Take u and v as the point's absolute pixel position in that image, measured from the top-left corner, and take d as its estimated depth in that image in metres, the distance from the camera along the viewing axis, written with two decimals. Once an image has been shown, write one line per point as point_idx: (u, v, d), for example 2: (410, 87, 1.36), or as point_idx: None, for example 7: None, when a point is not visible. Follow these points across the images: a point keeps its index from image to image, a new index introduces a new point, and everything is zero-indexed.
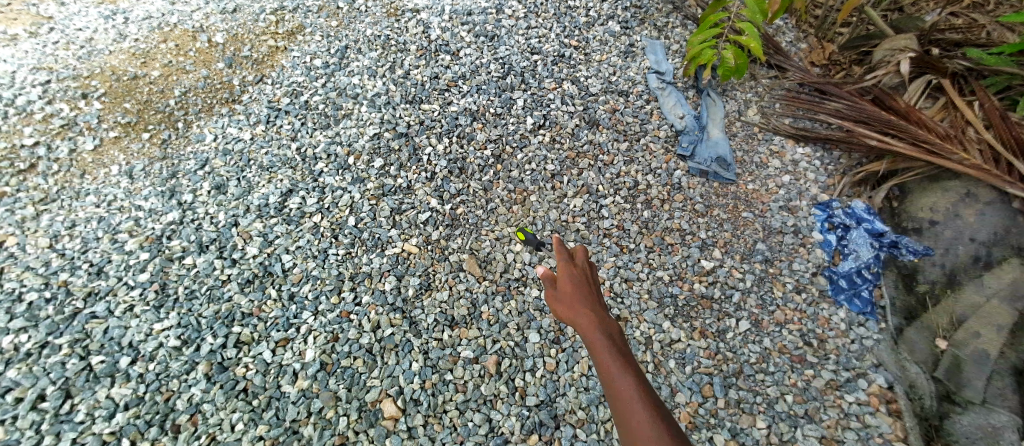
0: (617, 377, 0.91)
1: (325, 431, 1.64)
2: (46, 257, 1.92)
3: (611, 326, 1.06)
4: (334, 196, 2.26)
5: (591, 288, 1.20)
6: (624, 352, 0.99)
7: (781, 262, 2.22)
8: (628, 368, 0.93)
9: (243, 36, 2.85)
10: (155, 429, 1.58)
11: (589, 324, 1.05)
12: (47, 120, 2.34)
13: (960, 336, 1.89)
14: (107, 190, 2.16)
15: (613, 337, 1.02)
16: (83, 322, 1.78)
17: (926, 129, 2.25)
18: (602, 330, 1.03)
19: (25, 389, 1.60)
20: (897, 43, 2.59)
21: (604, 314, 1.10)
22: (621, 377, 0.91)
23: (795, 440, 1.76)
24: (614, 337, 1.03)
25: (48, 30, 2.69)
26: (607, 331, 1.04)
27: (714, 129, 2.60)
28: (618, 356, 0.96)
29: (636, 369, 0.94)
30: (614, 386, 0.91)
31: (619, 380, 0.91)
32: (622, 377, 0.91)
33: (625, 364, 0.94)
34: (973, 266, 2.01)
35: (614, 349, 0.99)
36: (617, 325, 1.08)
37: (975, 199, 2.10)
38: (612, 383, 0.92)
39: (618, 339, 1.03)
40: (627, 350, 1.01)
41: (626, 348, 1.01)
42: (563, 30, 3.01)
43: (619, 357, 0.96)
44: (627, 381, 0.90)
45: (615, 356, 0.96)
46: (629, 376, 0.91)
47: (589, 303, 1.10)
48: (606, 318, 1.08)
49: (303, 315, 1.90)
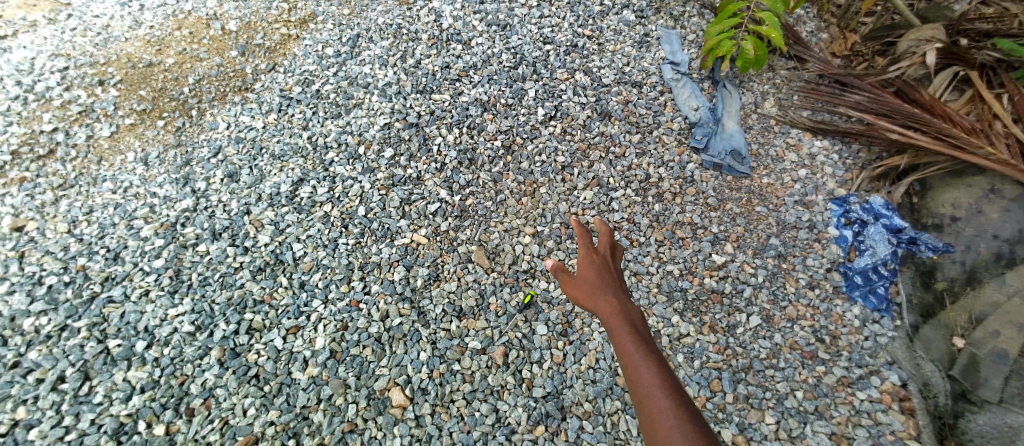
0: (640, 369, 0.82)
1: (335, 417, 1.67)
2: (65, 241, 1.97)
3: (634, 313, 0.97)
4: (344, 185, 2.27)
5: (612, 272, 1.11)
6: (648, 341, 0.90)
7: (794, 258, 2.18)
8: (652, 359, 0.84)
9: (256, 23, 2.86)
10: (170, 412, 1.62)
11: (610, 310, 0.96)
12: (65, 107, 2.38)
13: (978, 335, 1.84)
14: (123, 176, 2.19)
15: (636, 326, 0.93)
16: (101, 306, 1.82)
17: (951, 122, 2.18)
18: (625, 318, 0.94)
19: (45, 370, 1.65)
20: (923, 33, 2.49)
21: (627, 300, 1.01)
22: (645, 370, 0.82)
23: (804, 437, 1.74)
24: (637, 326, 0.94)
25: (66, 17, 2.73)
26: (629, 318, 0.95)
27: (729, 122, 2.54)
28: (642, 347, 0.87)
29: (661, 361, 0.85)
30: (637, 379, 0.82)
31: (643, 373, 0.82)
32: (645, 369, 0.82)
33: (649, 356, 0.85)
34: (995, 264, 1.95)
35: (638, 338, 0.90)
36: (640, 312, 0.99)
37: (1000, 195, 2.04)
38: (635, 377, 0.83)
39: (641, 328, 0.94)
40: (650, 339, 0.92)
41: (649, 338, 0.92)
42: (577, 19, 2.96)
43: (642, 347, 0.87)
44: (651, 375, 0.81)
45: (637, 344, 0.87)
46: (655, 369, 0.82)
47: (611, 289, 1.02)
48: (628, 305, 0.99)
49: (313, 303, 1.92)
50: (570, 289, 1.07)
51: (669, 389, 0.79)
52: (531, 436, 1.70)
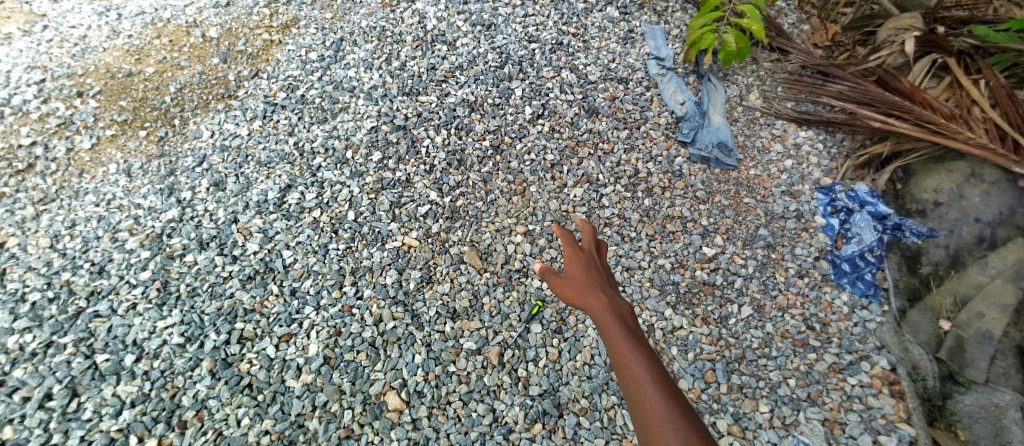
0: (631, 363, 0.82)
1: (330, 424, 1.66)
2: (48, 256, 1.93)
3: (624, 309, 0.98)
4: (333, 190, 2.25)
5: (600, 269, 1.11)
6: (638, 336, 0.91)
7: (783, 247, 2.21)
8: (643, 353, 0.85)
9: (238, 30, 2.83)
10: (162, 425, 1.60)
11: (600, 307, 0.96)
12: (43, 120, 2.33)
13: (964, 317, 1.89)
14: (106, 189, 2.15)
15: (626, 321, 0.94)
16: (87, 321, 1.79)
17: (931, 109, 2.22)
18: (614, 313, 0.94)
19: (31, 388, 1.62)
20: (901, 22, 2.55)
21: (616, 297, 1.01)
22: (636, 364, 0.82)
23: (798, 423, 1.76)
24: (627, 321, 0.94)
25: (41, 28, 2.67)
26: (619, 314, 0.95)
27: (715, 115, 2.57)
28: (633, 341, 0.87)
29: (652, 355, 0.85)
30: (628, 374, 0.82)
31: (634, 368, 0.82)
32: (636, 363, 0.82)
33: (640, 350, 0.85)
34: (977, 247, 2.00)
35: (628, 334, 0.90)
36: (629, 308, 0.99)
37: (980, 179, 2.08)
38: (626, 371, 0.83)
39: (631, 323, 0.94)
40: (640, 334, 0.92)
41: (639, 332, 0.92)
42: (561, 17, 2.96)
43: (633, 342, 0.87)
44: (643, 369, 0.81)
45: (627, 340, 0.87)
46: (646, 364, 0.82)
47: (600, 286, 1.02)
48: (618, 301, 0.99)
49: (305, 310, 1.91)
50: (559, 288, 1.07)
51: (660, 382, 0.79)
52: (528, 435, 1.70)
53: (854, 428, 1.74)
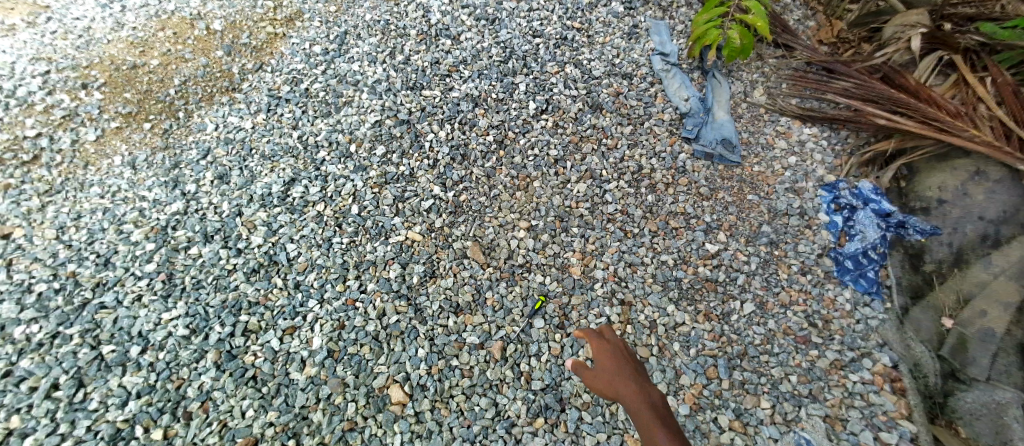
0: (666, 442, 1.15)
1: (334, 417, 1.67)
2: (53, 248, 1.94)
3: (651, 395, 1.31)
4: (336, 185, 2.26)
5: (623, 359, 1.44)
6: (665, 419, 1.24)
7: (786, 244, 2.20)
8: (673, 434, 1.17)
9: (242, 22, 2.82)
10: (168, 416, 1.61)
11: (634, 396, 1.29)
12: (48, 111, 2.34)
13: (966, 314, 1.90)
14: (111, 181, 2.16)
15: (655, 407, 1.27)
16: (93, 312, 1.80)
17: (936, 106, 2.22)
18: (646, 401, 1.27)
19: (39, 378, 1.63)
20: (909, 18, 2.51)
21: (645, 386, 1.34)
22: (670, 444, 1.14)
23: (799, 420, 1.77)
24: (656, 406, 1.27)
25: (45, 19, 2.67)
26: (649, 401, 1.28)
27: (720, 112, 2.56)
28: (663, 425, 1.20)
29: (678, 434, 1.18)
30: None
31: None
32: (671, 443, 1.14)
33: (671, 433, 1.17)
34: (981, 245, 1.99)
35: (659, 419, 1.23)
36: (655, 393, 1.32)
37: (985, 177, 2.07)
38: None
39: (659, 408, 1.27)
40: (667, 417, 1.25)
41: (666, 415, 1.26)
42: (566, 12, 2.95)
43: (663, 425, 1.20)
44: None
45: (662, 425, 1.20)
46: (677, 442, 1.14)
47: (632, 379, 1.35)
48: (645, 389, 1.32)
49: (309, 303, 1.92)
50: (592, 380, 1.39)
51: None
52: (531, 429, 1.71)
53: (855, 425, 1.75)
